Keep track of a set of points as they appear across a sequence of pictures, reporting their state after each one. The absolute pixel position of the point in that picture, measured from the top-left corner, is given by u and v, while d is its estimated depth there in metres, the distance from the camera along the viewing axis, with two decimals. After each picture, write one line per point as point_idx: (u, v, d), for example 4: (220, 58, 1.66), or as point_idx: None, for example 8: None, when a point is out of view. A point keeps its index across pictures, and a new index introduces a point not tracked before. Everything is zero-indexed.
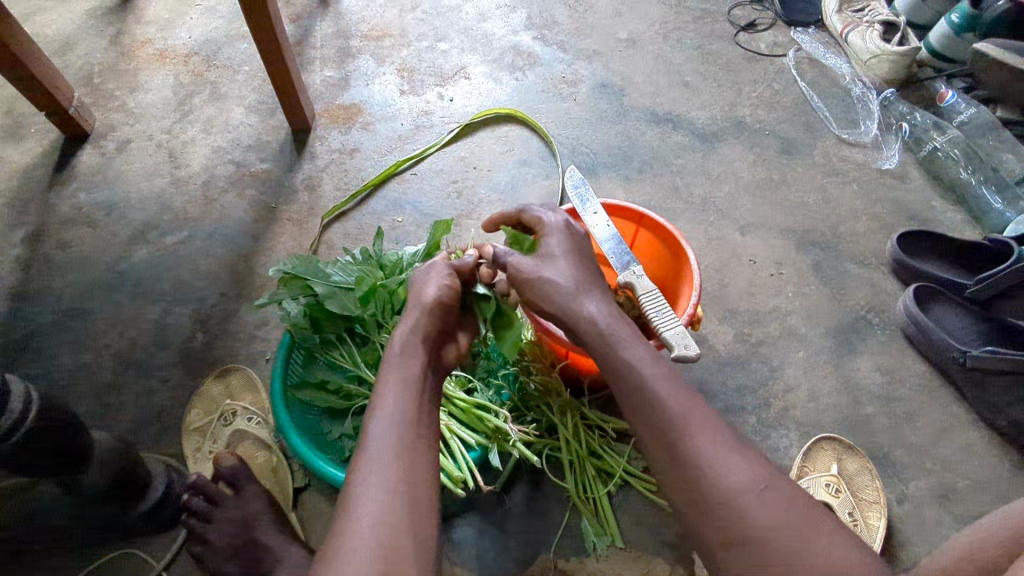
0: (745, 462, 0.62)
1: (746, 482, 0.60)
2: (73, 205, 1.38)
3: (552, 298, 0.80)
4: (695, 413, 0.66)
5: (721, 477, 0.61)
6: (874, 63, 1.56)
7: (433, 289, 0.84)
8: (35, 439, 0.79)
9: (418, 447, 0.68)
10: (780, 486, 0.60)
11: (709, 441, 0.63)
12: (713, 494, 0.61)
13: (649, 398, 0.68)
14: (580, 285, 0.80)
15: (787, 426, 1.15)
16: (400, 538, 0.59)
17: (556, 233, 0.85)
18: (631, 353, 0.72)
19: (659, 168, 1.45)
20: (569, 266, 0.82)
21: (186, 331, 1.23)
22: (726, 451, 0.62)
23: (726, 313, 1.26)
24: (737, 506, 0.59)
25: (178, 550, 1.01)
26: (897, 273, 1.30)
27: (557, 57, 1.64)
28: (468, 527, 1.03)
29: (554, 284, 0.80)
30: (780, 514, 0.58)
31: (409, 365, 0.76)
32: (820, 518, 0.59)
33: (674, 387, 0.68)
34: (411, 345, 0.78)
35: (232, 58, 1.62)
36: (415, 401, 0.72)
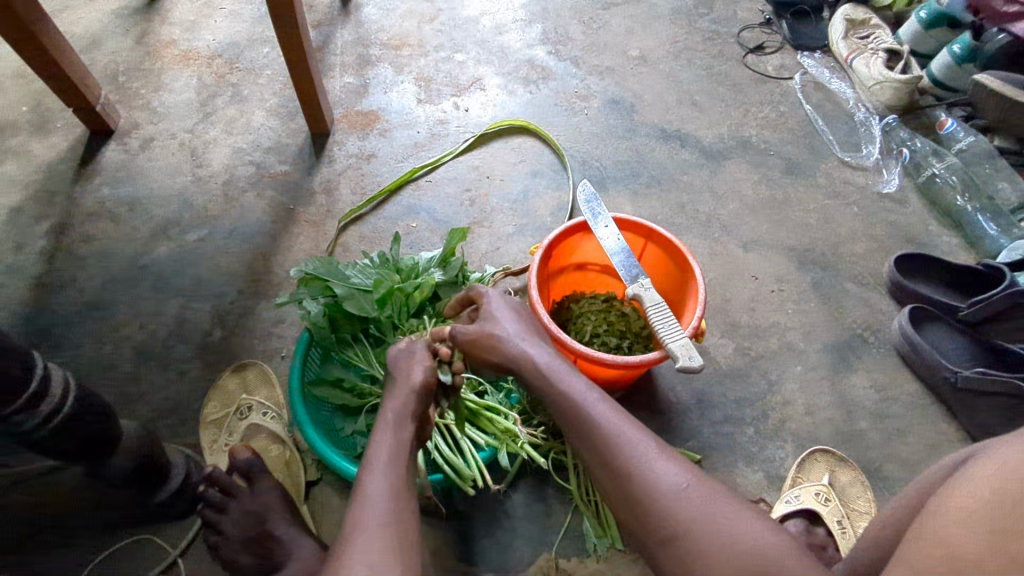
0: (674, 466, 0.70)
1: (676, 484, 0.69)
2: (97, 199, 1.42)
3: (498, 346, 0.86)
4: (628, 431, 0.74)
5: (654, 482, 0.69)
6: (877, 89, 1.60)
7: (422, 371, 0.86)
8: (69, 426, 0.82)
9: (403, 494, 0.71)
10: (705, 486, 0.69)
11: (641, 452, 0.72)
12: (647, 500, 0.69)
13: (582, 424, 0.76)
14: (523, 338, 0.86)
15: (783, 437, 1.20)
16: (393, 568, 0.63)
17: (499, 303, 0.91)
18: (568, 382, 0.79)
19: (667, 184, 1.49)
20: (512, 321, 0.88)
21: (205, 326, 1.27)
22: (655, 459, 0.71)
23: (728, 327, 1.31)
24: (668, 506, 0.67)
25: (194, 537, 1.07)
26: (893, 293, 1.35)
27: (570, 72, 1.68)
28: (473, 524, 1.07)
29: (499, 336, 0.86)
30: (708, 510, 0.66)
31: (404, 429, 0.80)
32: (737, 503, 0.68)
33: (608, 406, 0.76)
34: (402, 416, 0.81)
35: (254, 62, 1.66)
36: (405, 457, 0.76)
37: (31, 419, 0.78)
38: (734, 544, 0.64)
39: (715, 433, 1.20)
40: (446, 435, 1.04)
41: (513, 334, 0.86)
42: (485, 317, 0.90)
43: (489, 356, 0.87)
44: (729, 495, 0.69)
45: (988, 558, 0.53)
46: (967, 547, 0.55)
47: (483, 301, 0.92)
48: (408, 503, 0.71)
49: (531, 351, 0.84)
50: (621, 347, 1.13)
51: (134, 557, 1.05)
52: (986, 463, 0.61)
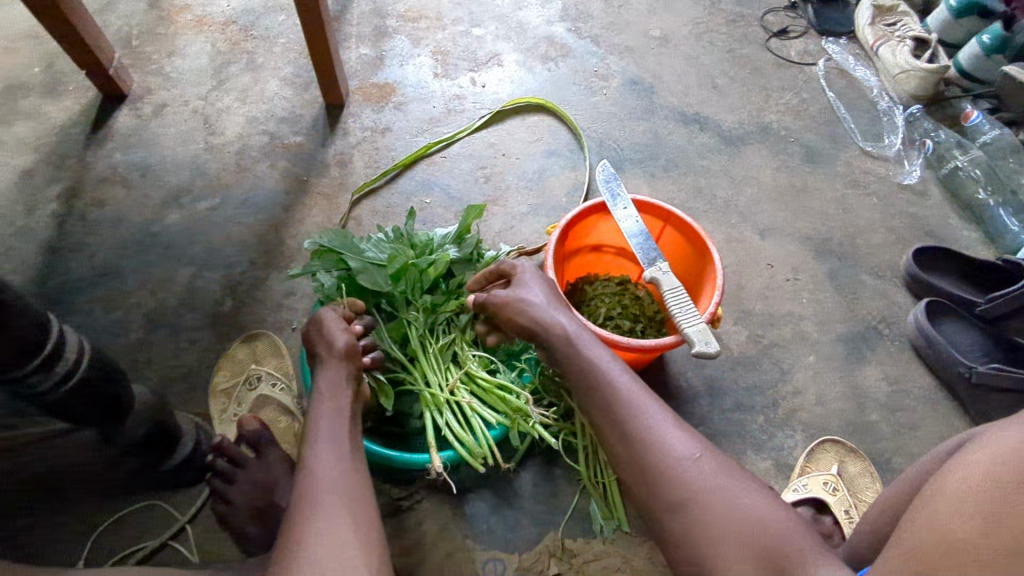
0: (687, 437, 0.72)
1: (689, 453, 0.71)
2: (109, 164, 1.40)
3: (523, 310, 0.89)
4: (646, 402, 0.76)
5: (669, 448, 0.71)
6: (902, 78, 1.57)
7: (343, 335, 0.89)
8: (85, 388, 0.82)
9: (350, 461, 0.74)
10: (717, 459, 0.70)
11: (658, 421, 0.74)
12: (659, 465, 0.70)
13: (603, 389, 0.78)
14: (552, 307, 0.89)
15: (793, 427, 1.20)
16: (346, 527, 0.65)
17: (532, 274, 0.94)
18: (593, 351, 0.82)
19: (684, 167, 1.47)
20: (542, 290, 0.92)
21: (216, 295, 1.26)
22: (672, 428, 0.73)
23: (741, 315, 1.30)
24: (679, 471, 0.69)
25: (202, 505, 1.06)
26: (909, 285, 1.34)
27: (590, 50, 1.65)
28: (481, 502, 1.08)
29: (528, 303, 0.90)
30: (717, 480, 0.68)
31: (341, 394, 0.83)
32: (747, 479, 0.69)
33: (631, 380, 0.78)
34: (335, 383, 0.84)
35: (269, 30, 1.63)
36: (347, 424, 0.79)
37: (44, 382, 0.78)
38: (740, 511, 0.65)
39: (724, 420, 1.19)
40: (458, 412, 1.05)
41: (541, 302, 0.90)
42: (518, 285, 0.93)
43: (515, 322, 0.90)
44: (740, 471, 0.70)
45: (982, 544, 0.55)
46: (959, 532, 0.56)
47: (516, 270, 0.95)
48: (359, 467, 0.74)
49: (560, 319, 0.87)
50: (634, 330, 1.12)
51: (142, 522, 1.04)
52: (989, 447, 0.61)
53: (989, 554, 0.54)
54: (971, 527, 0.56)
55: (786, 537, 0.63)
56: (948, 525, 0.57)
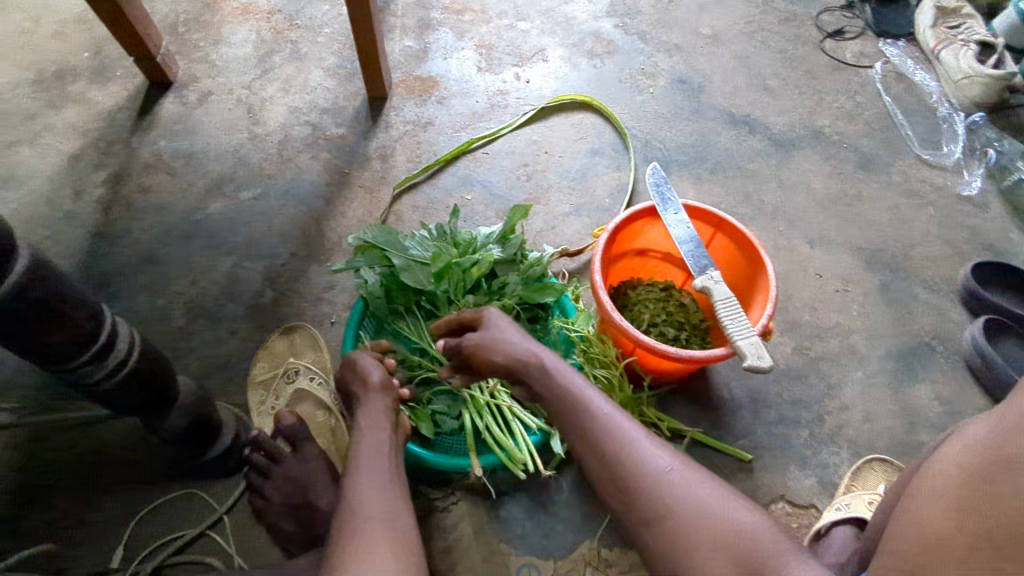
0: (664, 452, 0.72)
1: (663, 467, 0.70)
2: (154, 151, 1.41)
3: (499, 347, 0.85)
4: (622, 421, 0.75)
5: (644, 464, 0.71)
6: (965, 83, 1.50)
7: (380, 371, 0.92)
8: (135, 380, 0.82)
9: (388, 490, 0.75)
10: (695, 472, 0.70)
11: (631, 437, 0.73)
12: (638, 483, 0.70)
13: (577, 412, 0.77)
14: (528, 344, 0.84)
15: (839, 444, 1.16)
16: (390, 554, 0.66)
17: (497, 318, 0.89)
18: (564, 373, 0.80)
19: (732, 171, 1.43)
20: (515, 329, 0.87)
21: (257, 286, 1.26)
22: (645, 442, 0.73)
23: (788, 326, 1.26)
24: (655, 487, 0.69)
25: (239, 496, 1.06)
26: (967, 302, 1.28)
27: (637, 48, 1.61)
28: (517, 506, 1.06)
29: (504, 343, 0.85)
30: (693, 491, 0.68)
31: (379, 427, 0.85)
32: (730, 491, 0.69)
33: (604, 400, 0.78)
34: (376, 418, 0.86)
35: (313, 19, 1.62)
36: (388, 459, 0.81)
37: (96, 372, 0.78)
38: (720, 525, 0.65)
39: (768, 433, 1.16)
40: (498, 417, 1.03)
41: (516, 336, 0.86)
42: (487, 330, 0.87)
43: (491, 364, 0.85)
44: (722, 484, 0.70)
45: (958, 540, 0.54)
46: (936, 529, 0.56)
47: (482, 316, 0.90)
48: (398, 499, 0.74)
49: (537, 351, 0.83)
50: (679, 338, 1.09)
51: (180, 510, 1.05)
52: (974, 436, 0.60)
53: (961, 548, 0.53)
54: (947, 523, 0.56)
55: (762, 542, 0.63)
56: (927, 521, 0.58)
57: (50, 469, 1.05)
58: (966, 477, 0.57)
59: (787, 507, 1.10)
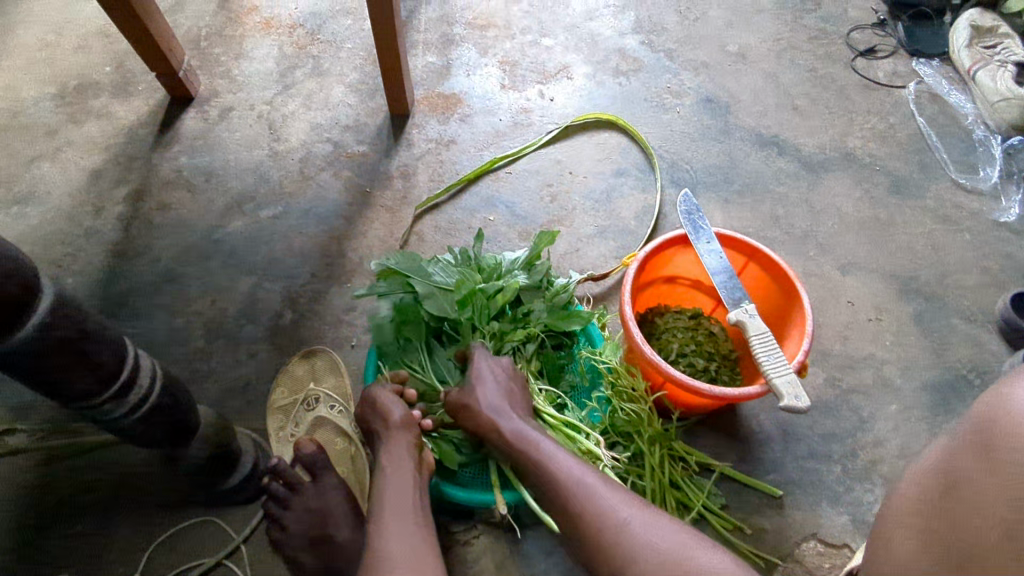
0: (626, 504, 0.73)
1: (623, 519, 0.71)
2: (175, 167, 1.40)
3: (471, 414, 0.90)
4: (585, 479, 0.77)
5: (606, 518, 0.72)
6: (1003, 107, 1.46)
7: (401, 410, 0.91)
8: (155, 416, 0.80)
9: (414, 530, 0.76)
10: (658, 521, 0.71)
11: (592, 491, 0.75)
12: (601, 538, 0.71)
13: (543, 472, 0.80)
14: (499, 409, 0.89)
15: (873, 480, 1.12)
16: None
17: (481, 371, 0.93)
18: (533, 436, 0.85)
19: (760, 194, 1.40)
20: (492, 388, 0.91)
21: (276, 308, 1.24)
22: (605, 495, 0.75)
23: (819, 356, 1.22)
24: (615, 541, 0.70)
25: (257, 525, 1.04)
26: (1005, 333, 1.24)
27: (663, 65, 1.59)
28: (540, 541, 1.03)
29: (477, 403, 0.90)
30: (652, 541, 0.69)
31: (404, 463, 0.85)
32: (698, 538, 0.70)
33: (569, 458, 0.81)
34: (400, 452, 0.87)
35: (336, 34, 1.61)
36: (413, 496, 0.82)
37: (117, 409, 0.76)
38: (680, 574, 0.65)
39: (799, 468, 1.12)
40: None
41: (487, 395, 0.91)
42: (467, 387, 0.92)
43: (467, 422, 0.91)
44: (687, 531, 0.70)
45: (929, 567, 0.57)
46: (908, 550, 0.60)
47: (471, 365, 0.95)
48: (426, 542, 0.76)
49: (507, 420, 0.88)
50: (709, 370, 1.06)
51: (197, 539, 1.02)
52: (935, 451, 0.63)
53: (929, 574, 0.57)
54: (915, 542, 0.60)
55: None
56: (901, 541, 0.62)
57: (65, 493, 1.04)
58: (927, 499, 0.60)
59: (819, 546, 1.06)
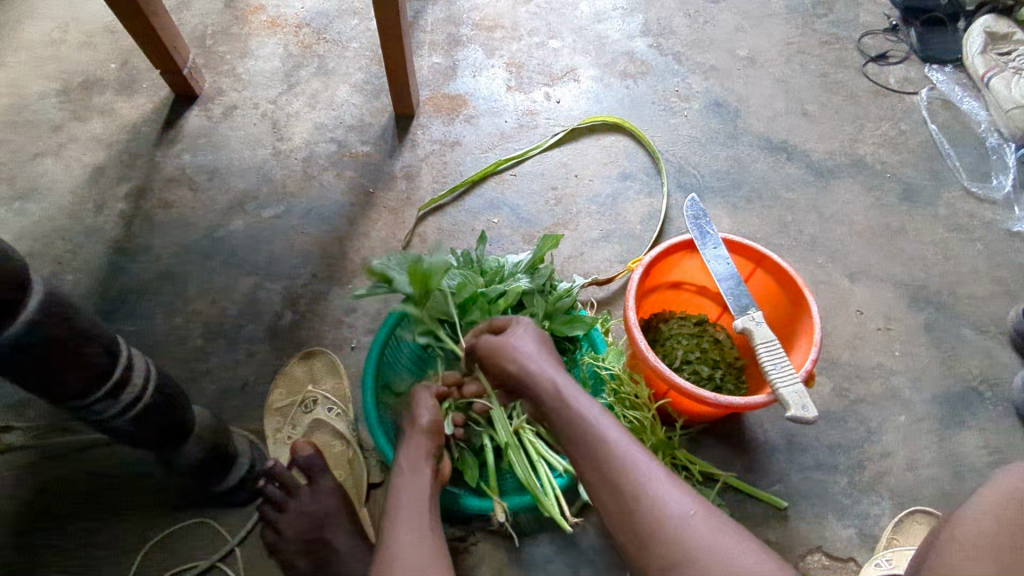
0: (680, 494, 0.68)
1: (677, 510, 0.67)
2: (178, 165, 1.39)
3: (515, 359, 0.84)
4: (640, 458, 0.72)
5: (660, 510, 0.67)
6: (1017, 114, 1.43)
7: (429, 412, 0.88)
8: (150, 415, 0.79)
9: (422, 541, 0.74)
10: (711, 516, 0.66)
11: (646, 477, 0.70)
12: (648, 524, 0.67)
13: (591, 441, 0.74)
14: (547, 363, 0.83)
15: (880, 493, 1.09)
16: None
17: (523, 329, 0.88)
18: (581, 403, 0.78)
19: (768, 200, 1.38)
20: (535, 344, 0.86)
21: (276, 308, 1.23)
22: (660, 482, 0.69)
23: (826, 364, 1.20)
24: (671, 535, 0.66)
25: (252, 528, 1.02)
26: (1017, 344, 1.22)
27: (671, 69, 1.57)
28: (539, 549, 1.02)
29: (519, 357, 0.84)
30: (710, 537, 0.64)
31: (420, 473, 0.82)
32: (749, 539, 0.65)
33: (619, 430, 0.75)
34: (416, 457, 0.84)
35: (342, 34, 1.60)
36: (427, 504, 0.79)
37: (111, 409, 0.75)
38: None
39: (805, 479, 1.10)
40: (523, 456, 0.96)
41: (530, 351, 0.85)
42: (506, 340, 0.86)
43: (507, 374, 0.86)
44: (738, 531, 0.66)
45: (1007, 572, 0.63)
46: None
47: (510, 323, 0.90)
48: (435, 556, 0.73)
49: (552, 377, 0.82)
50: (714, 378, 1.04)
51: (192, 541, 1.01)
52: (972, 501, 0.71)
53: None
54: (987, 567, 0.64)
55: None
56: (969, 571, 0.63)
57: (59, 492, 1.02)
58: (986, 531, 0.67)
59: (824, 559, 1.04)
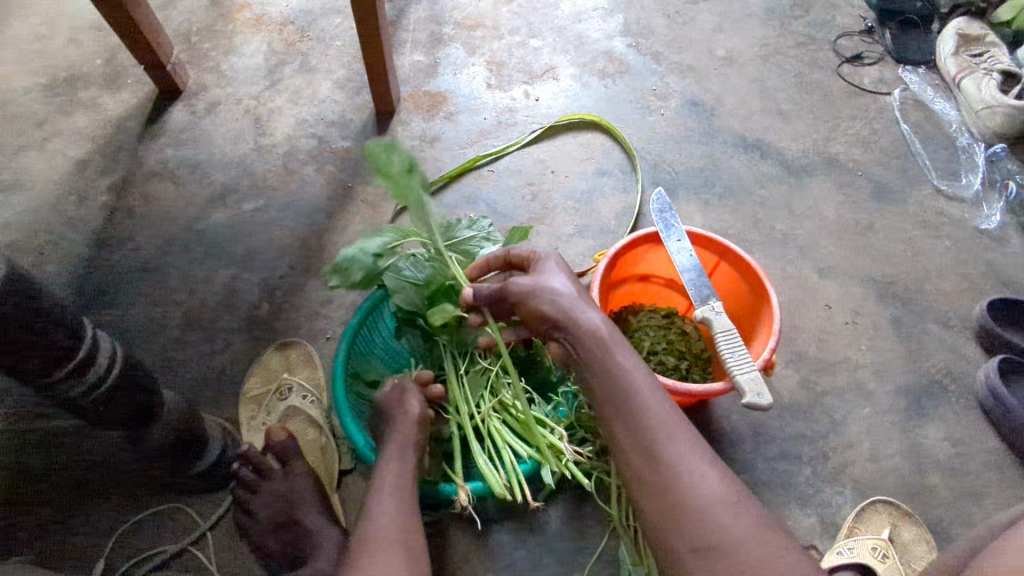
0: (720, 479, 0.71)
1: (716, 495, 0.69)
2: (160, 159, 1.41)
3: (548, 298, 0.84)
4: (681, 434, 0.74)
5: (701, 491, 0.70)
6: (986, 114, 1.46)
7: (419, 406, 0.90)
8: (113, 395, 0.82)
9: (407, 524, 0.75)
10: (748, 505, 0.70)
11: (689, 457, 0.72)
12: (684, 501, 0.70)
13: (634, 406, 0.76)
14: (584, 303, 0.84)
15: (843, 483, 1.11)
16: None
17: (551, 269, 0.89)
18: (624, 359, 0.79)
19: (741, 197, 1.40)
20: (569, 285, 0.86)
21: (254, 299, 1.25)
22: (703, 462, 0.72)
23: (794, 357, 1.22)
24: (711, 515, 0.68)
25: (223, 514, 1.04)
26: (981, 339, 1.24)
27: (650, 68, 1.60)
28: (506, 535, 1.04)
29: (555, 296, 0.84)
30: (745, 526, 0.67)
31: (406, 458, 0.84)
32: (778, 531, 0.69)
33: (662, 399, 0.77)
34: (404, 442, 0.86)
35: (326, 32, 1.62)
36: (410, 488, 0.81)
37: (75, 388, 0.78)
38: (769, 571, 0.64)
39: (768, 469, 1.12)
40: (487, 441, 1.01)
41: (570, 294, 0.84)
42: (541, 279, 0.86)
43: (537, 312, 0.85)
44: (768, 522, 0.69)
45: None
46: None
47: (540, 261, 0.91)
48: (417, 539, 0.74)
49: (587, 321, 0.82)
50: (679, 368, 1.06)
51: (164, 527, 1.03)
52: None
53: None
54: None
55: None
56: None
57: (33, 475, 1.04)
58: None
59: None
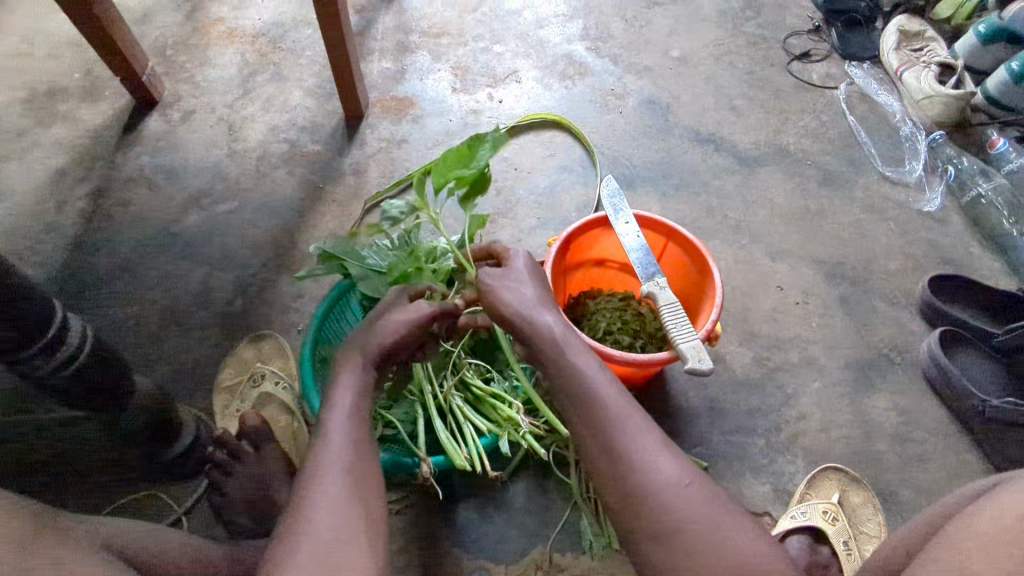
0: (674, 462, 0.72)
1: (670, 477, 0.70)
2: (137, 166, 1.46)
3: (506, 301, 0.90)
4: (635, 422, 0.76)
5: (654, 474, 0.71)
6: (925, 103, 1.55)
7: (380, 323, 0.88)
8: (84, 374, 0.87)
9: (360, 461, 0.73)
10: (703, 486, 0.70)
11: (642, 442, 0.74)
12: (640, 485, 0.70)
13: (588, 396, 0.79)
14: (540, 301, 0.90)
15: (795, 452, 1.16)
16: (353, 532, 0.65)
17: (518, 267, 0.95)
18: (579, 358, 0.83)
19: (696, 187, 1.47)
20: (531, 287, 0.92)
21: (227, 296, 1.29)
22: (657, 448, 0.73)
23: (747, 336, 1.28)
24: (664, 496, 0.69)
25: (198, 498, 1.07)
26: (925, 314, 1.30)
27: (608, 69, 1.67)
28: (471, 510, 1.08)
29: (517, 299, 0.90)
30: (695, 504, 0.68)
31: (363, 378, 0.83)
32: (732, 510, 0.69)
33: (616, 391, 0.79)
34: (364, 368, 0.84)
35: (296, 42, 1.69)
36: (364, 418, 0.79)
37: (45, 365, 0.83)
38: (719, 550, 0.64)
39: (724, 441, 1.17)
40: (450, 419, 1.04)
41: (529, 298, 0.91)
42: (507, 279, 0.93)
43: (501, 310, 0.91)
44: (723, 500, 0.69)
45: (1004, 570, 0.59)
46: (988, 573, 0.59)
47: (509, 259, 0.97)
48: (371, 475, 0.73)
49: (540, 320, 0.88)
50: (634, 346, 1.11)
51: (143, 511, 1.06)
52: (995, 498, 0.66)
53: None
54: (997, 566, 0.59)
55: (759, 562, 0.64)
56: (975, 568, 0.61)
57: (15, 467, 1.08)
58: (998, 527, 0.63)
59: None
